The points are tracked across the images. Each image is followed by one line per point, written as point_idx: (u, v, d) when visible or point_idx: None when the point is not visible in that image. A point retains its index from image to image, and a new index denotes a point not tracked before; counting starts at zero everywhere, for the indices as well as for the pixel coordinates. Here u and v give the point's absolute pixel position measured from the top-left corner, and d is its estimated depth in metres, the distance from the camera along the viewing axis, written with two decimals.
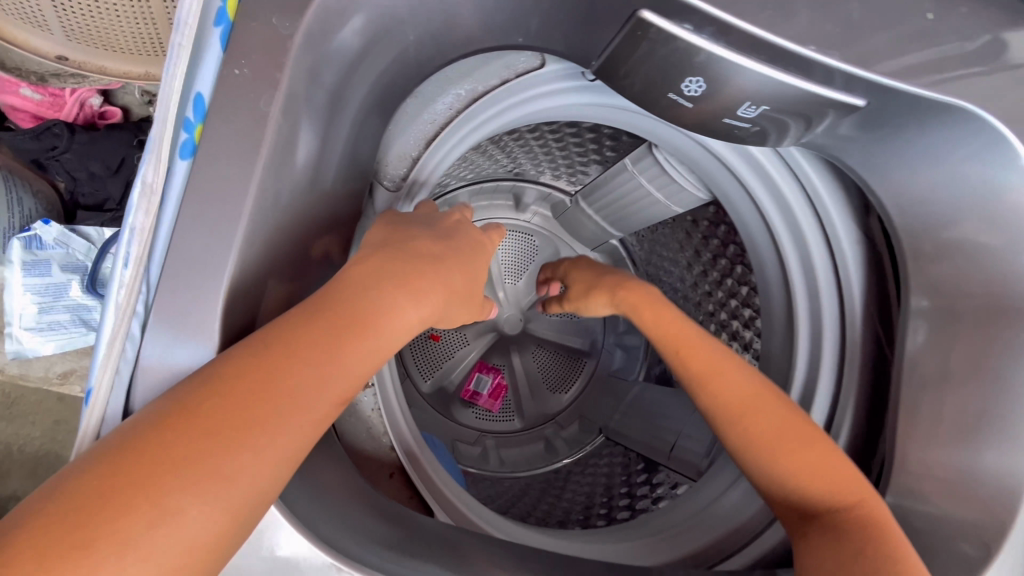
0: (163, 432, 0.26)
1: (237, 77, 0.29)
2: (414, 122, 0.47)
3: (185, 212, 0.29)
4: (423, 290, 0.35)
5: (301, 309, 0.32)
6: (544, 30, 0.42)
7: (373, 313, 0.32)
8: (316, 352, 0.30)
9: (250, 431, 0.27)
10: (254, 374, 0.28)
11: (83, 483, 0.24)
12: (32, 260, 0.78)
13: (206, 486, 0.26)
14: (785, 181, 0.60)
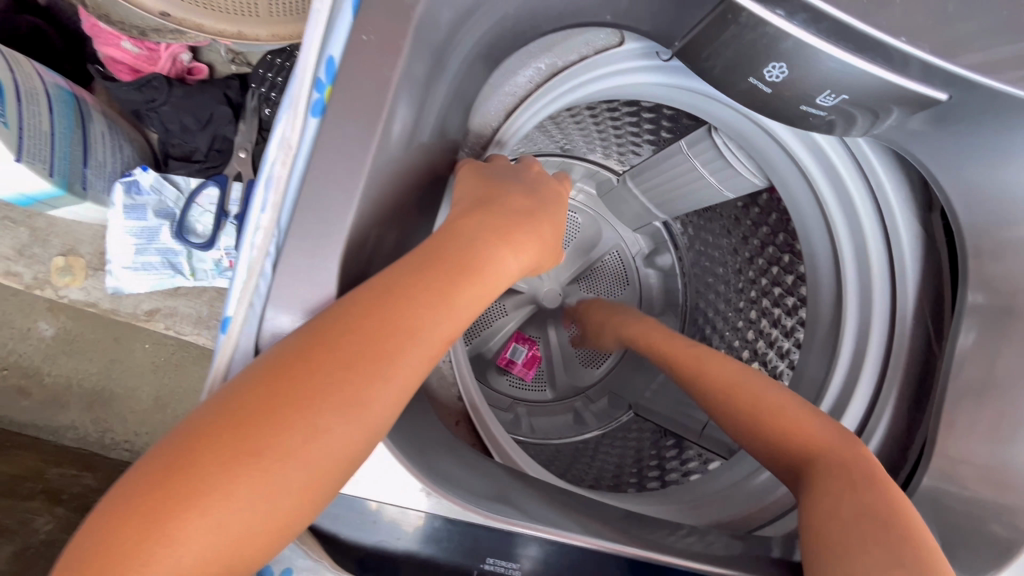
0: (300, 358, 0.29)
1: (365, 42, 0.31)
2: (497, 92, 0.49)
3: (313, 163, 0.32)
4: (514, 244, 0.39)
5: (413, 256, 0.35)
6: (633, 7, 0.43)
7: (474, 261, 0.36)
8: (427, 294, 0.33)
9: (375, 362, 0.31)
10: (376, 310, 0.31)
11: (240, 399, 0.28)
12: (129, 204, 0.67)
13: (338, 408, 0.29)
14: (850, 171, 0.60)
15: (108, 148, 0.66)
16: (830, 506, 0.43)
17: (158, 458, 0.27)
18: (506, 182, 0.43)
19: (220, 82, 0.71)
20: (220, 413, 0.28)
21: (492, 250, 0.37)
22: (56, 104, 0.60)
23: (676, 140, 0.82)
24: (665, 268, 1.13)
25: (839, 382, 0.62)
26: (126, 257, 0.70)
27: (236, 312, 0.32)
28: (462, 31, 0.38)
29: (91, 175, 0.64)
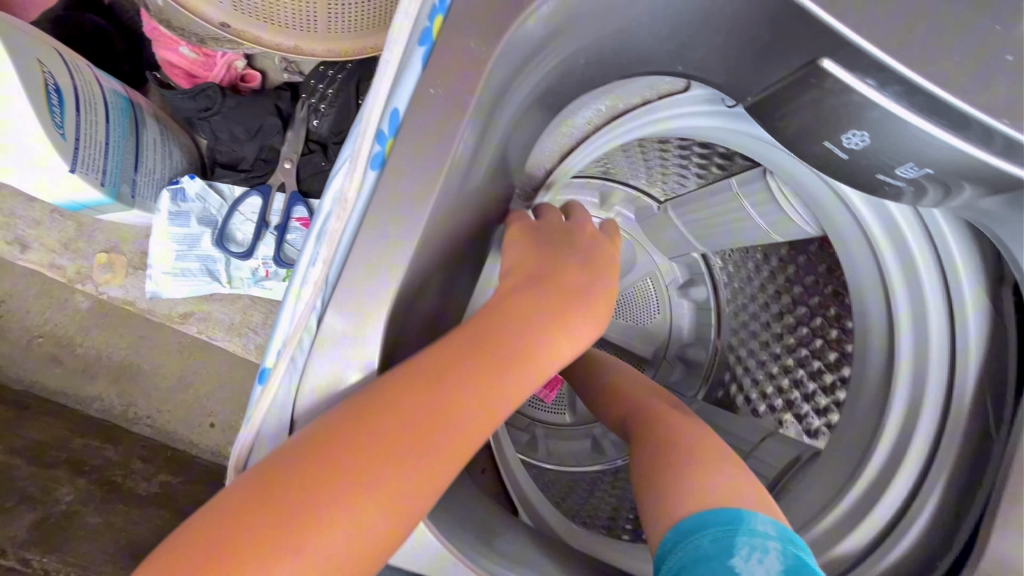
0: (340, 440, 0.29)
1: (432, 96, 0.31)
2: (555, 132, 0.48)
3: (364, 216, 0.31)
4: (565, 329, 0.38)
5: (460, 337, 0.35)
6: (707, 59, 0.41)
7: (523, 347, 0.35)
8: (474, 380, 0.32)
9: (415, 450, 0.30)
10: (431, 394, 0.31)
11: (276, 478, 0.28)
12: (175, 212, 0.70)
13: (373, 499, 0.28)
14: (914, 234, 0.57)
15: (158, 155, 0.68)
16: (645, 451, 0.50)
17: (185, 533, 0.26)
18: (564, 257, 0.43)
19: (271, 93, 0.71)
20: (253, 491, 0.27)
21: (542, 335, 0.36)
22: (112, 112, 0.62)
23: (725, 177, 0.79)
24: (699, 301, 1.07)
25: (883, 455, 0.58)
26: (166, 263, 0.72)
27: (281, 362, 0.32)
28: (526, 73, 0.36)
29: (140, 183, 0.66)
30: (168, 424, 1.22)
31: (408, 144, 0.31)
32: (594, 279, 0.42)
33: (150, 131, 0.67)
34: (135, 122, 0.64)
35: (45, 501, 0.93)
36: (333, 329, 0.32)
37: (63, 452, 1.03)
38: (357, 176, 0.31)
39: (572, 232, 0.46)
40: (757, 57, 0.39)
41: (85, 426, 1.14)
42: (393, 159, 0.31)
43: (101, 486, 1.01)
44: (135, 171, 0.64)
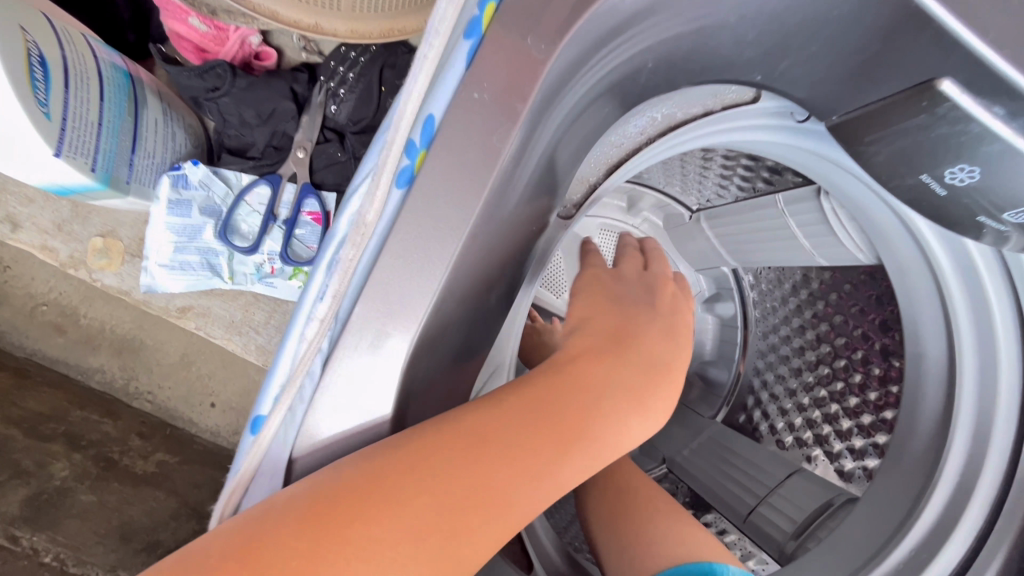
0: (377, 492, 0.26)
1: (477, 101, 0.25)
2: (603, 142, 0.41)
3: (384, 240, 0.26)
4: (626, 414, 0.35)
5: (518, 399, 0.33)
6: (793, 70, 0.35)
7: (583, 425, 0.33)
8: (549, 441, 0.31)
9: (452, 520, 0.27)
10: (506, 446, 0.30)
11: (294, 528, 0.24)
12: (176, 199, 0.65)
13: (394, 573, 0.25)
14: (993, 276, 0.50)
15: (158, 138, 0.62)
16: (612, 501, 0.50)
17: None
18: (641, 330, 0.42)
19: (286, 73, 0.65)
20: (269, 538, 0.24)
21: (600, 417, 0.34)
22: (109, 89, 0.55)
23: (771, 193, 0.72)
24: (725, 317, 1.00)
25: (937, 508, 0.50)
26: (163, 253, 0.68)
27: (278, 408, 0.27)
28: (583, 77, 0.31)
29: (137, 169, 0.60)
30: (169, 402, 1.11)
31: (442, 157, 0.26)
32: (658, 357, 0.41)
33: (151, 111, 0.61)
34: (134, 100, 0.58)
35: (38, 475, 0.90)
36: (338, 373, 0.27)
37: (60, 425, 0.97)
38: (378, 197, 0.26)
39: (639, 298, 0.45)
40: (855, 74, 0.33)
41: (86, 395, 1.05)
42: (422, 175, 0.26)
43: (98, 461, 0.96)
44: (131, 154, 0.58)
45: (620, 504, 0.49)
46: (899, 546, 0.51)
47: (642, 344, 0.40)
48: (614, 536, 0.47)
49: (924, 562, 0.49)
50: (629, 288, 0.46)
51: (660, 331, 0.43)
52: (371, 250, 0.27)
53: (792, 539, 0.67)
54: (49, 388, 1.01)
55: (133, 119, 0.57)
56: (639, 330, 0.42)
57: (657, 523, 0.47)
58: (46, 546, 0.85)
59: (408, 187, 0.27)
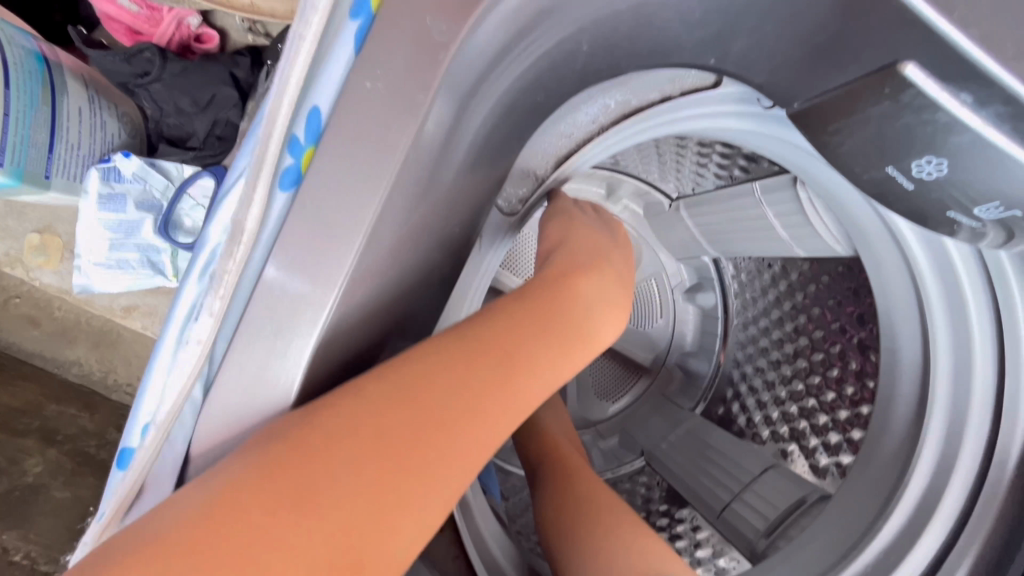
0: (317, 423, 0.24)
1: (368, 91, 0.23)
2: (550, 133, 0.38)
3: (272, 250, 0.23)
4: (543, 354, 0.34)
5: (455, 339, 0.32)
6: (747, 55, 0.32)
7: (527, 360, 0.33)
8: (466, 385, 0.29)
9: (408, 460, 0.26)
10: (425, 401, 0.28)
11: (246, 468, 0.23)
12: (108, 194, 0.62)
13: (332, 547, 0.23)
14: (970, 271, 0.47)
15: (83, 128, 0.59)
16: (577, 509, 0.49)
17: (131, 540, 0.21)
18: (573, 278, 0.42)
19: (226, 58, 0.63)
20: (235, 484, 0.22)
21: (544, 349, 0.34)
22: (17, 78, 0.52)
23: (748, 181, 0.69)
24: (706, 307, 0.98)
25: (906, 510, 0.49)
26: (100, 251, 0.65)
27: (146, 448, 0.24)
28: (505, 67, 0.28)
29: (58, 161, 0.57)
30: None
31: (332, 155, 0.23)
32: (601, 295, 0.42)
33: (72, 100, 0.57)
34: (49, 89, 0.55)
35: (10, 472, 0.78)
36: (223, 397, 0.24)
37: (34, 419, 0.83)
38: (259, 201, 0.23)
39: (578, 251, 0.45)
40: (813, 57, 0.30)
41: (63, 390, 0.90)
42: (311, 173, 0.23)
43: (73, 457, 0.83)
44: (48, 148, 0.55)
45: (579, 516, 0.48)
46: (869, 547, 0.49)
47: (581, 285, 0.41)
48: (577, 554, 0.45)
49: (892, 564, 0.48)
50: (567, 246, 0.46)
51: (602, 270, 0.44)
52: (256, 256, 0.24)
53: (764, 538, 0.66)
54: (25, 382, 0.87)
55: (48, 109, 0.54)
56: (578, 276, 0.42)
57: (620, 532, 0.45)
58: (17, 544, 0.73)
59: (295, 188, 0.24)
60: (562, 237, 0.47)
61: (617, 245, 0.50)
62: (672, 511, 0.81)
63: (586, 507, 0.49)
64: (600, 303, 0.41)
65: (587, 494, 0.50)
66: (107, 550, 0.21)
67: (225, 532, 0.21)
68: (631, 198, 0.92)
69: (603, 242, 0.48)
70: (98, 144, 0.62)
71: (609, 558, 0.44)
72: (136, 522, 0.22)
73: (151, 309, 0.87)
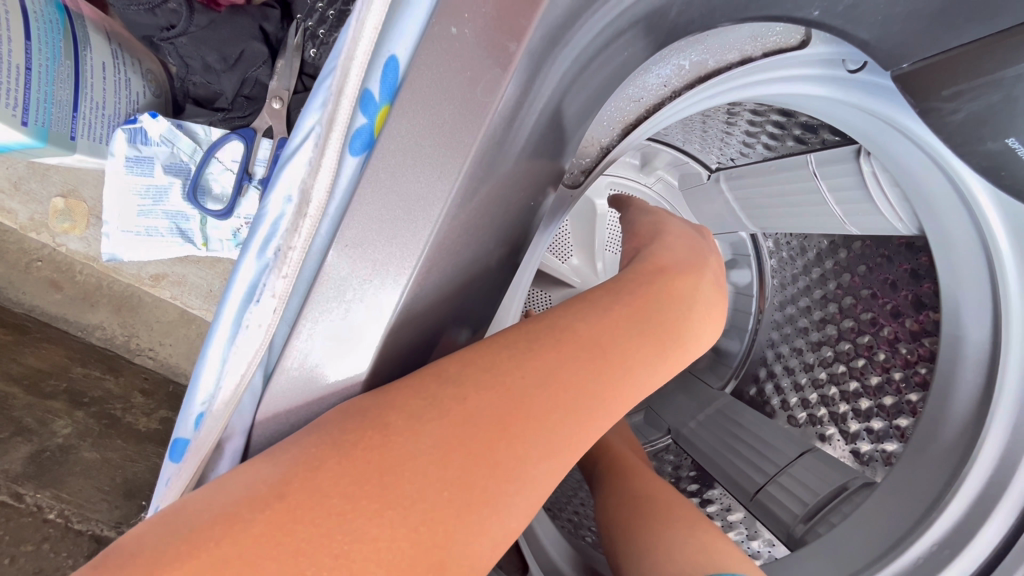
0: (402, 402, 0.23)
1: (454, 39, 0.20)
2: (618, 97, 0.34)
3: (341, 220, 0.21)
4: (639, 345, 0.32)
5: (548, 327, 0.30)
6: (863, 5, 0.28)
7: (623, 362, 0.30)
8: (553, 372, 0.28)
9: (497, 454, 0.24)
10: (504, 383, 0.26)
11: (324, 444, 0.21)
12: (135, 157, 0.60)
13: (398, 535, 0.21)
14: None
15: (107, 85, 0.56)
16: (632, 512, 0.47)
17: (198, 515, 0.19)
18: (680, 269, 0.40)
19: (255, 10, 0.58)
20: (298, 463, 0.21)
21: (644, 352, 0.32)
22: (37, 28, 0.49)
23: (803, 152, 0.65)
24: (740, 285, 0.95)
25: (963, 503, 0.46)
26: (128, 217, 0.64)
27: (200, 441, 0.21)
28: (594, 21, 0.25)
29: (82, 122, 0.54)
30: (174, 359, 0.96)
31: (409, 114, 0.20)
32: (700, 295, 0.39)
33: (94, 56, 0.54)
34: (72, 43, 0.52)
35: (39, 433, 0.77)
36: (286, 383, 0.22)
37: (61, 382, 0.83)
38: (328, 165, 0.20)
39: (673, 249, 0.43)
40: (943, 8, 0.27)
41: (86, 352, 0.89)
42: (383, 133, 0.21)
43: (100, 418, 0.83)
44: (72, 106, 0.52)
45: (635, 515, 0.47)
46: (921, 538, 0.47)
47: (680, 282, 0.38)
48: (633, 549, 0.44)
49: (945, 558, 0.46)
50: (659, 243, 0.43)
51: (703, 276, 0.41)
52: (325, 228, 0.21)
53: (803, 523, 0.63)
54: (47, 344, 0.85)
55: (69, 65, 0.51)
56: (676, 272, 0.39)
57: (678, 531, 0.43)
58: (51, 503, 0.74)
59: (367, 152, 0.21)
60: (652, 237, 0.45)
61: (709, 248, 0.46)
62: (703, 491, 0.79)
63: (646, 507, 0.47)
64: (703, 299, 0.39)
65: (645, 497, 0.48)
66: (172, 523, 0.19)
67: (284, 518, 0.20)
68: (667, 168, 0.88)
69: (696, 244, 0.45)
70: (124, 104, 0.59)
71: (667, 555, 0.42)
72: (198, 496, 0.20)
73: (178, 277, 0.86)
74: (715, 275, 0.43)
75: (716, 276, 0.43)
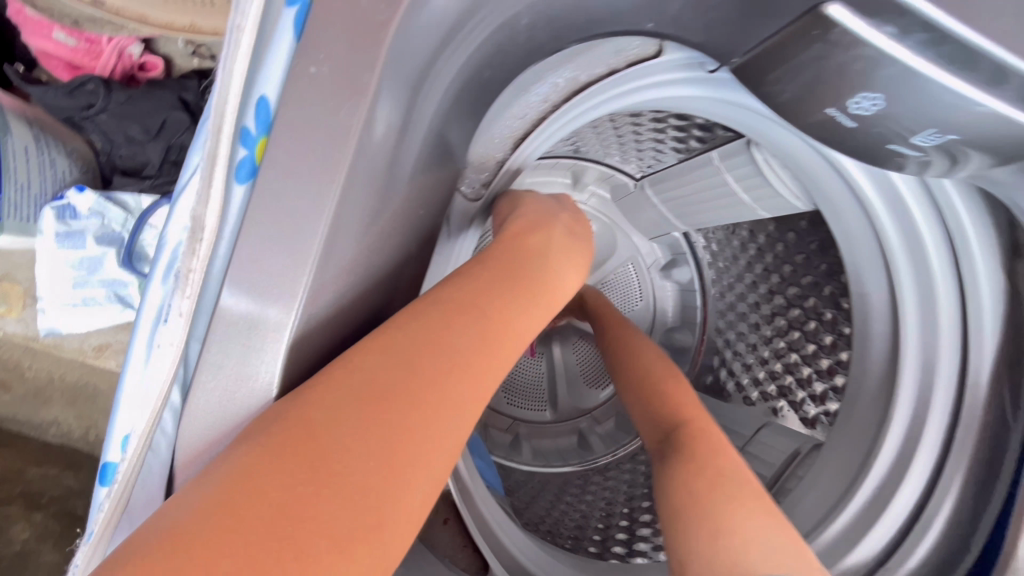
0: (317, 395, 0.25)
1: (313, 76, 0.24)
2: (505, 117, 0.39)
3: (244, 243, 0.24)
4: (514, 302, 0.36)
5: (433, 302, 0.32)
6: (684, 15, 0.33)
7: (503, 318, 0.34)
8: (449, 343, 0.30)
9: (414, 426, 0.26)
10: (406, 361, 0.28)
11: (253, 447, 0.23)
12: (66, 232, 0.61)
13: (341, 510, 0.23)
14: (923, 209, 0.48)
15: (32, 166, 0.58)
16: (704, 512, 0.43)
17: (143, 535, 0.20)
18: (540, 225, 0.44)
19: (173, 84, 0.66)
20: (232, 466, 0.22)
21: (519, 307, 0.36)
22: None
23: (705, 150, 0.70)
24: (683, 282, 1.00)
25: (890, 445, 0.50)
26: (63, 291, 0.63)
27: (128, 461, 0.23)
28: (457, 52, 0.29)
29: (8, 203, 0.57)
30: None
31: (288, 146, 0.24)
32: (553, 248, 0.43)
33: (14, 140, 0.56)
34: None
35: None
36: (205, 396, 0.24)
37: (16, 486, 0.82)
38: (216, 194, 0.23)
39: (531, 208, 0.46)
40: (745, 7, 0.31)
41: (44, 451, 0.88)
42: (265, 162, 0.24)
43: (61, 517, 0.83)
44: None
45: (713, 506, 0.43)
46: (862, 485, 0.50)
47: (534, 240, 0.42)
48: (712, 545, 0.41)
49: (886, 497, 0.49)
50: (517, 207, 0.46)
51: (553, 228, 0.45)
52: (224, 252, 0.24)
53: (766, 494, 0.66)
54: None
55: None
56: (532, 230, 0.43)
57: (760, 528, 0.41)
58: None
59: (253, 181, 0.25)
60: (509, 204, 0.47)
61: (560, 207, 0.50)
62: None
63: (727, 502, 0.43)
64: (559, 249, 0.44)
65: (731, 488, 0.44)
66: (118, 554, 0.19)
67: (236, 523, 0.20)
68: (597, 184, 0.93)
69: (546, 203, 0.49)
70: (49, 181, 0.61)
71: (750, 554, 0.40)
72: (140, 524, 0.21)
73: None
74: (575, 230, 0.48)
75: (577, 234, 0.48)
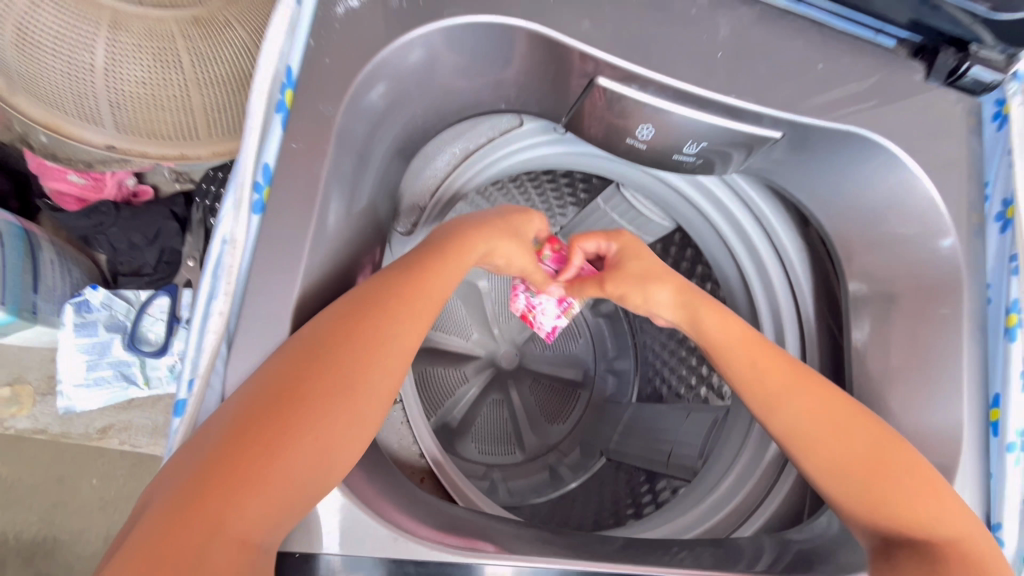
0: (292, 355, 0.38)
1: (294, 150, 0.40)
2: (418, 175, 0.56)
3: (260, 253, 0.39)
4: (442, 265, 0.46)
5: (373, 280, 0.43)
6: (521, 96, 0.52)
7: (429, 277, 0.45)
8: (386, 307, 0.42)
9: (360, 371, 0.39)
10: (351, 324, 0.40)
11: (255, 391, 0.37)
12: (82, 322, 0.79)
13: (315, 424, 0.37)
14: (735, 203, 0.68)
15: (56, 270, 0.78)
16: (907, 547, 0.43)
17: (205, 441, 0.36)
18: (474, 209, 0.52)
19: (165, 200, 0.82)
20: (246, 402, 0.37)
21: (446, 267, 0.46)
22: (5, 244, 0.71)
23: None
24: None
25: None
26: (79, 374, 0.80)
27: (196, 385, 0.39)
28: (379, 133, 0.46)
29: (41, 300, 0.76)
30: None
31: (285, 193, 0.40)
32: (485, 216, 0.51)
33: (47, 253, 0.76)
34: (30, 248, 0.74)
35: None
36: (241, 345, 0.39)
37: None
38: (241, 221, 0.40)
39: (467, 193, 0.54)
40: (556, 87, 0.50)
41: None
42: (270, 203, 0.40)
43: None
44: (33, 291, 0.74)
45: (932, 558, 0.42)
46: None
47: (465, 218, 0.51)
48: None
49: None
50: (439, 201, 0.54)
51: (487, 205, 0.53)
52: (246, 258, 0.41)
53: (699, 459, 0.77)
54: None
55: (31, 265, 0.74)
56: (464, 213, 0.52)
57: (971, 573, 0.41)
58: None
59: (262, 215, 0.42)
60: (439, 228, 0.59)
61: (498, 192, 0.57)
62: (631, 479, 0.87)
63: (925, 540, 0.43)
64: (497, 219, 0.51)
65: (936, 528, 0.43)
66: (193, 450, 0.36)
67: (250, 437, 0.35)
68: None
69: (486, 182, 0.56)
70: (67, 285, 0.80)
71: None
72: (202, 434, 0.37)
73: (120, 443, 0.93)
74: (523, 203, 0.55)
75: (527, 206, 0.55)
